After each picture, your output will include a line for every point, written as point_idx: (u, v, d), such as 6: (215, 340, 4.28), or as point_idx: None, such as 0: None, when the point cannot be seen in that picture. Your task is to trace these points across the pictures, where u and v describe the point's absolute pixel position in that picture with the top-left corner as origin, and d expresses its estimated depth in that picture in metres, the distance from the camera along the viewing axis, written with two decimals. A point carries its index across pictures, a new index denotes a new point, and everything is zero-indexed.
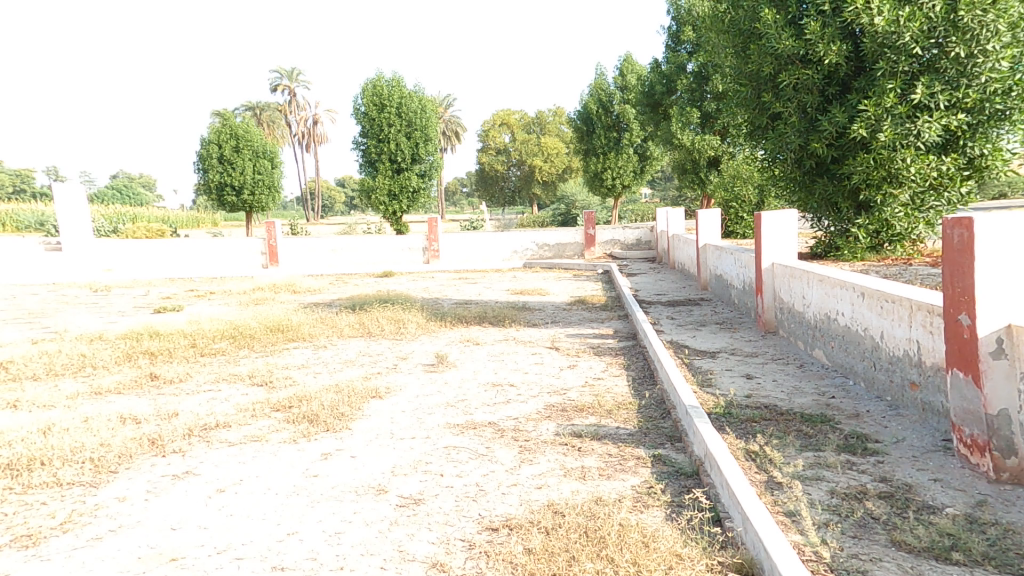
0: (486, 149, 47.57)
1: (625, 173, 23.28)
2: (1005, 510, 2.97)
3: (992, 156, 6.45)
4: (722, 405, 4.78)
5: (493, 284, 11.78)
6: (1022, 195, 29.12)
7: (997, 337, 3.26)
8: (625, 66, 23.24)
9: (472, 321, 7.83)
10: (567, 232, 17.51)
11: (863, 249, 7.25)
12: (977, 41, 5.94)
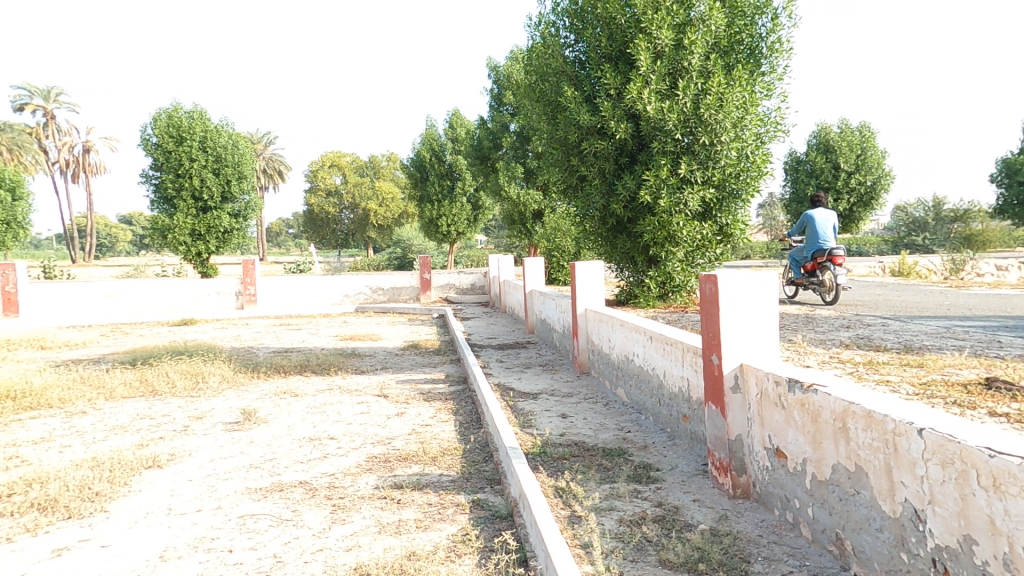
0: (314, 190, 45.90)
1: (459, 221, 24.16)
2: (739, 521, 3.59)
3: (734, 225, 7.99)
4: (538, 444, 5.04)
5: (319, 330, 11.16)
6: (759, 256, 36.77)
7: (734, 374, 4.00)
8: (454, 119, 24.46)
9: (290, 371, 7.28)
10: (401, 277, 17.42)
11: (653, 297, 8.36)
12: (716, 133, 7.40)
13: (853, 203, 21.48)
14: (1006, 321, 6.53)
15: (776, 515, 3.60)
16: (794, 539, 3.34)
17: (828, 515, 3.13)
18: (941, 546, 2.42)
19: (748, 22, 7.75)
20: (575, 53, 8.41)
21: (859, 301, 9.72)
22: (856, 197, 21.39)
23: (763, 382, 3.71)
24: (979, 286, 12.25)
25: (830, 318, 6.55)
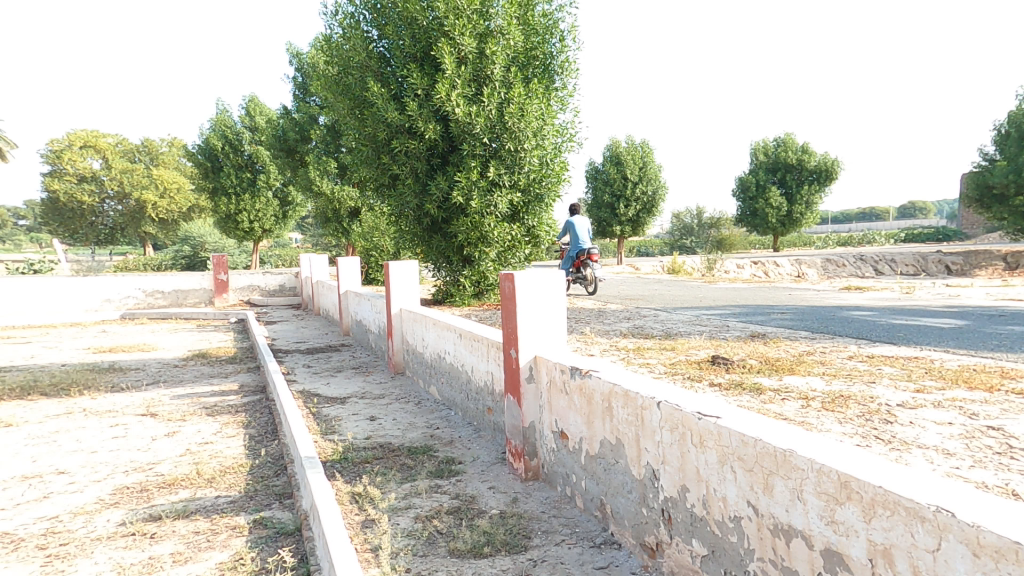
0: (60, 175, 37.86)
1: (265, 218, 22.23)
2: (528, 503, 3.86)
3: (540, 227, 8.59)
4: (339, 450, 4.79)
5: (65, 342, 9.21)
6: None
7: (528, 366, 4.25)
8: (251, 107, 22.42)
9: (11, 398, 5.85)
10: (187, 279, 15.31)
11: (468, 296, 8.69)
12: (519, 141, 7.91)
13: (638, 210, 24.74)
14: (737, 309, 8.13)
15: (558, 491, 3.94)
16: (570, 511, 3.71)
17: (595, 484, 3.50)
18: (667, 498, 2.89)
19: (541, 39, 8.42)
20: (380, 49, 8.41)
21: (638, 295, 11.23)
22: (641, 205, 24.71)
23: (552, 371, 4.00)
24: (725, 281, 15.06)
25: (616, 310, 7.44)
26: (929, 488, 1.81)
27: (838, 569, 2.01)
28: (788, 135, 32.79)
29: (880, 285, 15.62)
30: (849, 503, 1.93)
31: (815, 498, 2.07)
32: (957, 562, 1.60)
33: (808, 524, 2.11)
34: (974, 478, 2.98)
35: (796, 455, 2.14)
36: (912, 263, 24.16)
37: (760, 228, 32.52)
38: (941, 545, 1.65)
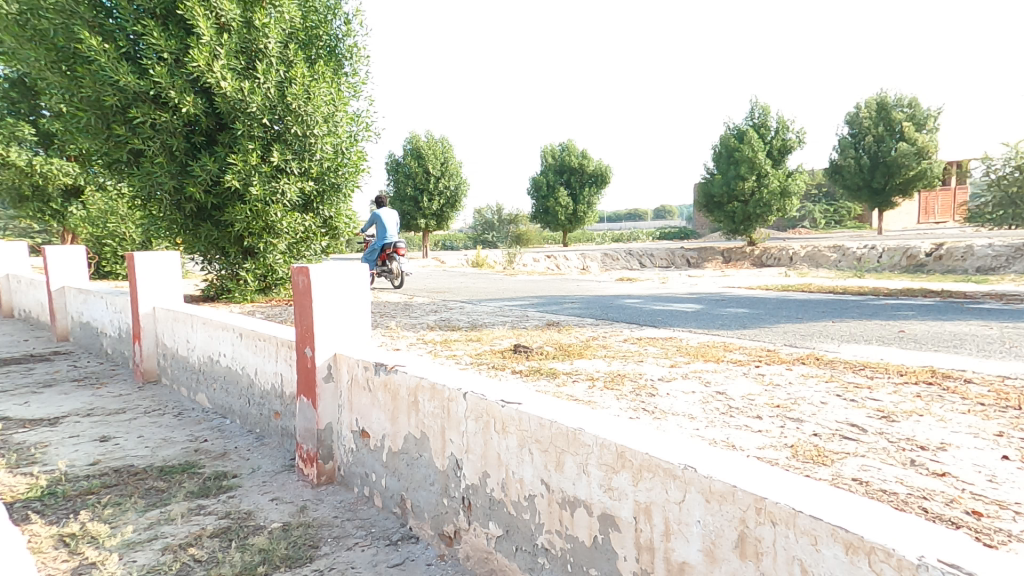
0: None
1: None
2: (317, 509, 3.54)
3: (336, 218, 8.56)
4: (43, 485, 3.74)
5: None
6: None
7: (327, 365, 3.87)
8: None
9: None
10: None
11: (252, 292, 8.54)
12: (308, 125, 7.68)
13: (443, 204, 25.09)
14: (535, 299, 8.79)
15: (355, 493, 3.71)
16: (367, 510, 3.52)
17: (396, 480, 3.37)
18: (468, 485, 2.91)
19: (325, 22, 8.37)
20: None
21: (443, 288, 11.36)
22: (445, 199, 25.07)
23: (354, 368, 3.71)
24: (524, 273, 16.23)
25: (423, 304, 7.37)
26: (683, 449, 2.12)
27: (610, 530, 2.24)
28: (571, 142, 36.70)
29: (646, 276, 18.59)
30: (625, 469, 2.15)
31: (597, 469, 2.27)
32: (696, 509, 1.92)
33: (591, 493, 2.31)
34: (709, 435, 3.70)
35: (584, 432, 2.31)
36: (665, 258, 29.34)
37: (552, 225, 35.96)
38: (686, 497, 1.95)
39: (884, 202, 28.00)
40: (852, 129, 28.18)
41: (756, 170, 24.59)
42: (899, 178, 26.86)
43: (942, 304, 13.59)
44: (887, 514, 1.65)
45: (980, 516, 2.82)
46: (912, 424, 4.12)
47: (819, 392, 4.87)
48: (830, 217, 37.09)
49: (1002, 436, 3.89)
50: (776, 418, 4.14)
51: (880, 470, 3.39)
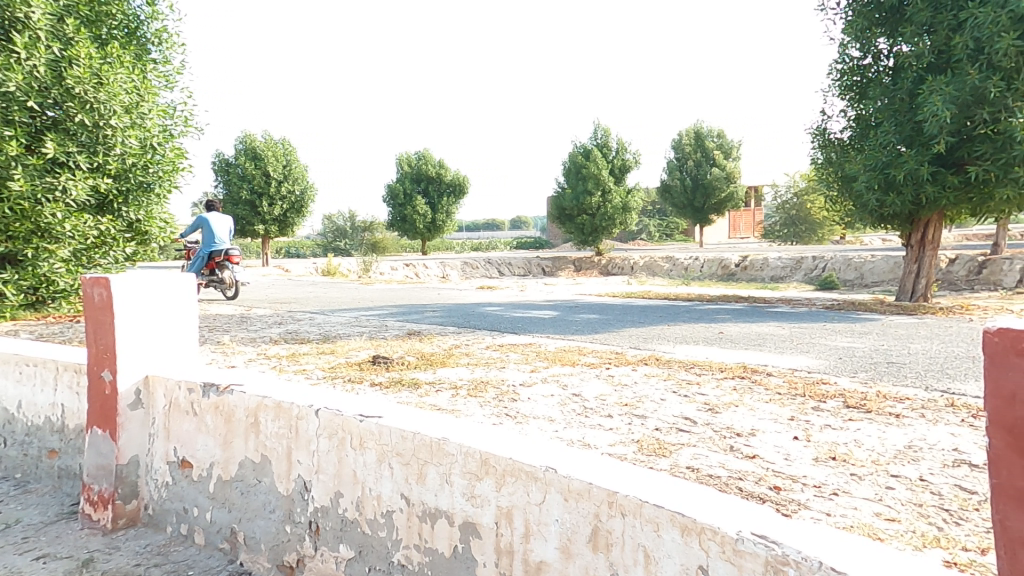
0: None
1: None
2: (106, 559, 2.95)
3: (147, 222, 7.84)
4: None
5: None
6: None
7: (134, 390, 3.24)
8: None
9: None
10: None
11: (15, 307, 7.30)
12: (101, 116, 6.91)
13: (286, 209, 23.14)
14: (394, 309, 8.47)
15: (167, 534, 3.17)
16: (183, 552, 3.04)
17: (226, 513, 2.94)
18: (317, 508, 2.64)
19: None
20: None
21: (287, 298, 10.47)
22: (289, 204, 23.18)
23: (173, 392, 3.18)
24: (381, 283, 15.71)
25: (264, 316, 6.65)
26: (542, 453, 2.18)
27: (472, 538, 2.20)
28: (428, 151, 36.55)
29: (504, 284, 19.17)
30: (490, 476, 2.14)
31: (461, 478, 2.21)
32: (556, 509, 1.99)
33: (453, 503, 2.25)
34: (568, 436, 3.85)
35: (449, 441, 2.24)
36: (522, 267, 30.62)
37: (410, 233, 35.58)
38: (546, 498, 2.01)
39: (703, 219, 32.50)
40: (676, 153, 32.22)
41: (601, 185, 26.94)
42: (714, 198, 31.51)
43: (747, 308, 16.11)
44: (711, 497, 1.87)
45: (781, 490, 3.33)
46: (731, 414, 4.75)
47: (659, 390, 5.41)
48: (662, 231, 42.02)
49: (793, 420, 4.68)
50: (625, 416, 4.47)
51: (707, 457, 3.84)
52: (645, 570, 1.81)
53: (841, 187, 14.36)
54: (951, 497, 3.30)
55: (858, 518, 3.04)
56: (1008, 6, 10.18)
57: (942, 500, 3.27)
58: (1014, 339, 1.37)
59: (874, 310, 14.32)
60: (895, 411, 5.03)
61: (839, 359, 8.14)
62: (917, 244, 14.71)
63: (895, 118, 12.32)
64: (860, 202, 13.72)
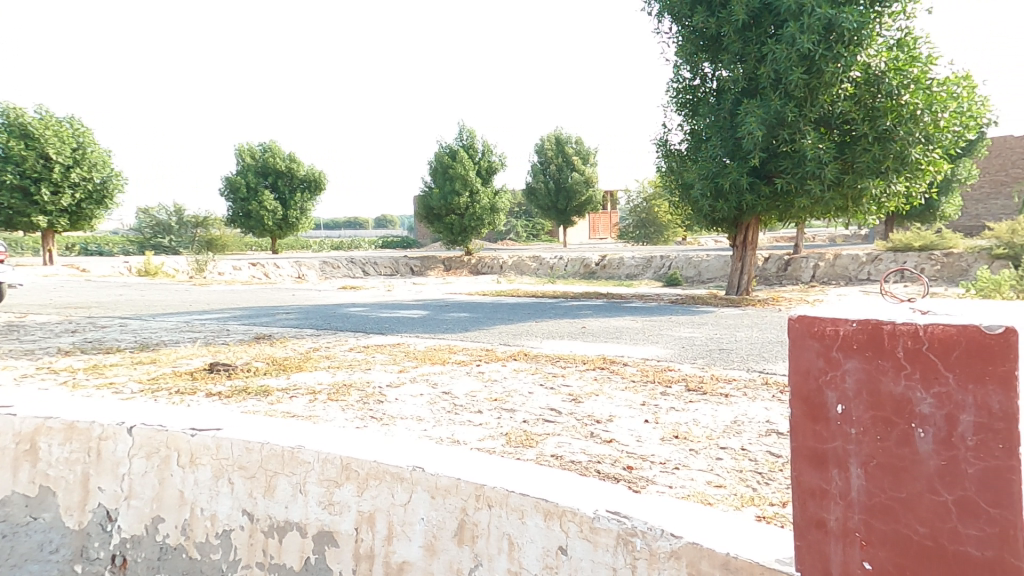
0: None
1: None
2: None
3: None
4: None
5: None
6: None
7: None
8: None
9: None
10: None
11: None
12: None
13: (80, 198, 20.18)
14: (237, 312, 7.87)
15: None
16: None
17: (37, 557, 2.86)
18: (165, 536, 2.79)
19: None
20: None
21: (101, 306, 9.11)
22: (83, 192, 20.21)
23: None
24: (223, 284, 14.30)
25: (45, 327, 6.15)
26: (407, 453, 2.72)
27: (327, 545, 2.64)
28: (274, 143, 34.07)
29: (369, 284, 18.59)
30: (351, 480, 2.60)
31: (317, 485, 2.66)
32: (422, 508, 2.50)
33: (305, 514, 2.69)
34: (436, 435, 3.92)
35: (303, 450, 2.68)
36: (388, 267, 29.76)
37: (255, 229, 32.92)
38: (411, 498, 2.52)
39: (565, 221, 34.48)
40: (540, 157, 33.84)
41: (468, 186, 27.17)
42: (575, 202, 33.64)
43: (606, 304, 17.49)
44: (572, 481, 2.50)
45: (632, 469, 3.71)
46: (592, 403, 5.20)
47: (531, 385, 5.67)
48: (529, 232, 43.75)
49: (645, 404, 5.26)
50: (493, 411, 4.65)
51: (570, 445, 4.15)
52: (507, 552, 2.40)
53: (681, 194, 16.29)
54: (765, 462, 3.96)
55: (694, 487, 3.51)
56: (796, 46, 12.68)
57: (758, 465, 3.91)
58: (810, 324, 1.92)
59: (708, 303, 16.43)
60: (724, 391, 5.87)
61: (682, 347, 9.26)
62: (739, 246, 17.16)
63: (719, 134, 14.44)
64: (696, 208, 15.69)
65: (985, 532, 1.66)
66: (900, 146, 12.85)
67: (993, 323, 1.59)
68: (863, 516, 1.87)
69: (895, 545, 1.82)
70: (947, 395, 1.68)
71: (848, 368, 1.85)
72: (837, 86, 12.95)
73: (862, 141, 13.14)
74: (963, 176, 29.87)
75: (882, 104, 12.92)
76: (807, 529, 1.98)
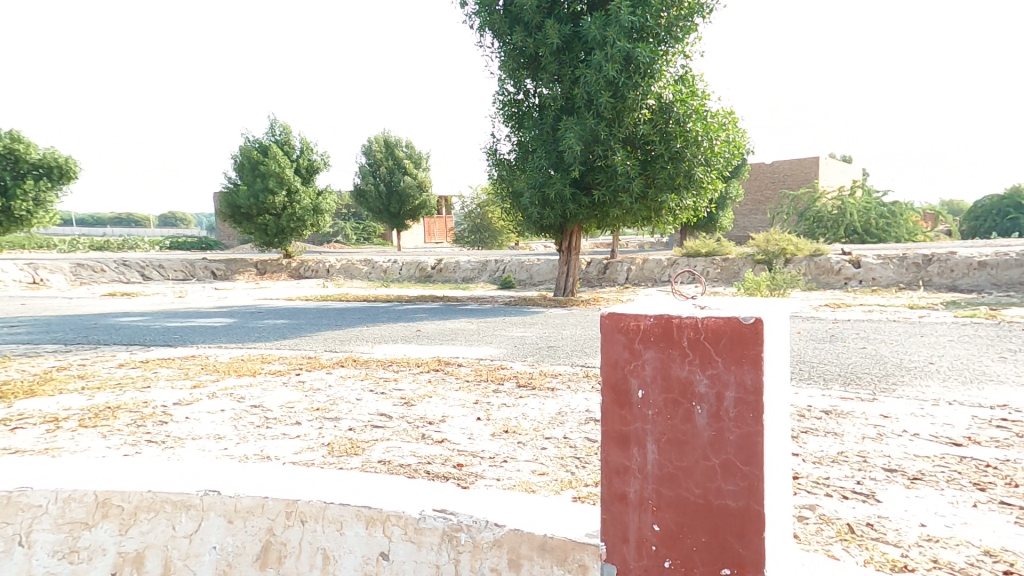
0: None
1: None
2: None
3: None
4: None
5: None
6: None
7: None
8: None
9: None
10: None
11: None
12: None
13: None
14: None
15: None
16: None
17: None
18: None
19: None
20: None
21: None
22: None
23: None
24: None
25: None
26: (178, 476, 3.24)
27: None
28: None
29: (161, 297, 16.30)
30: (113, 516, 3.10)
31: (61, 527, 3.12)
32: (213, 535, 3.09)
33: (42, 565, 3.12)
34: (242, 453, 5.18)
35: (29, 496, 3.09)
36: (176, 269, 27.10)
37: None
38: (201, 526, 3.09)
39: (399, 224, 34.23)
40: (369, 159, 33.20)
41: (285, 185, 25.08)
42: (408, 206, 33.44)
43: (441, 306, 17.98)
44: (403, 486, 3.23)
45: (464, 467, 4.96)
46: (422, 406, 6.91)
47: (361, 391, 7.57)
48: (360, 235, 41.99)
49: (477, 404, 6.94)
50: (312, 421, 6.27)
51: (403, 449, 5.51)
52: (322, 564, 3.04)
53: (511, 201, 17.35)
54: (579, 446, 5.48)
55: (522, 477, 4.78)
56: (603, 73, 14.38)
57: (575, 450, 5.37)
58: (622, 325, 2.40)
59: (539, 304, 17.72)
60: (550, 386, 7.65)
61: (516, 350, 10.05)
62: (565, 250, 18.69)
63: (544, 146, 15.72)
64: (526, 215, 16.86)
65: (739, 485, 2.31)
66: (687, 166, 15.14)
67: (746, 317, 2.22)
68: (655, 485, 2.43)
69: (678, 507, 2.41)
70: (718, 376, 2.28)
71: (647, 357, 2.38)
72: (639, 110, 14.88)
73: (660, 159, 15.25)
74: (733, 194, 36.47)
75: (673, 129, 15.01)
76: (611, 504, 2.54)
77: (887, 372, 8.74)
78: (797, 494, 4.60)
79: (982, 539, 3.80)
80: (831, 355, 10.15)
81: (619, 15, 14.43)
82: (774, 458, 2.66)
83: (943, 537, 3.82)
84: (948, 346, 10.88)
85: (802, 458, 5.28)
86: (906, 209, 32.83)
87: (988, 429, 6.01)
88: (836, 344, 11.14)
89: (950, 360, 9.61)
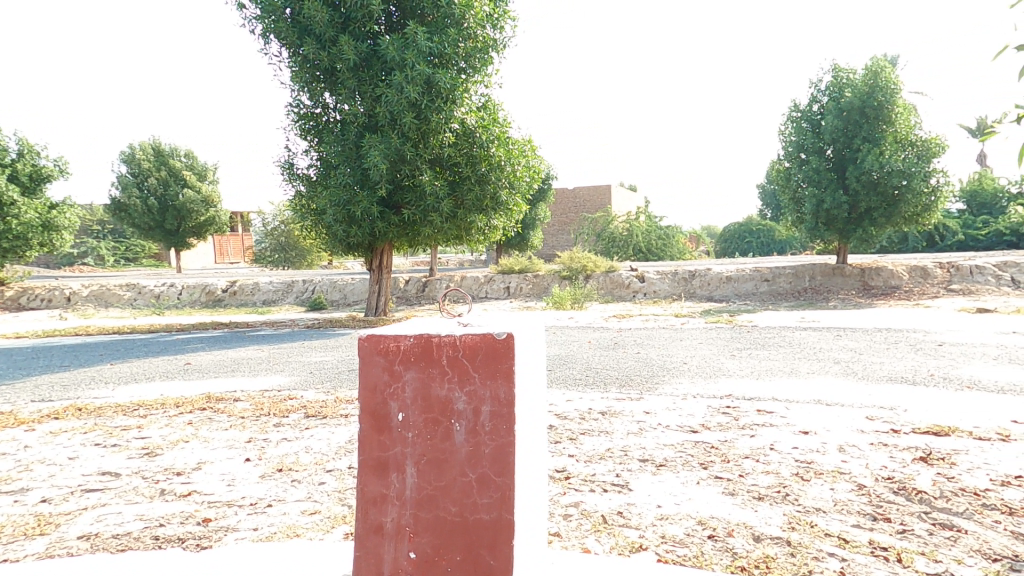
0: None
1: None
2: None
3: None
4: None
5: None
6: None
7: None
8: None
9: None
10: None
11: None
12: None
13: None
14: None
15: None
16: None
17: None
18: None
19: None
20: None
21: None
22: None
23: None
24: None
25: None
26: None
27: None
28: None
29: None
30: None
31: None
32: None
33: None
34: None
35: None
36: None
37: None
38: None
39: (176, 242, 30.15)
40: (132, 168, 28.64)
41: None
42: (191, 221, 29.41)
43: (227, 334, 16.01)
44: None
45: (212, 522, 4.31)
46: (176, 453, 5.98)
47: (80, 447, 6.25)
48: (118, 254, 35.71)
49: (251, 442, 6.25)
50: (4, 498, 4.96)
51: (124, 514, 4.58)
52: None
53: (314, 219, 16.32)
54: None
55: (288, 521, 4.32)
56: (404, 94, 14.21)
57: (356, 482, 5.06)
58: (381, 345, 2.62)
59: (346, 325, 16.85)
60: (343, 412, 7.30)
61: (308, 380, 9.40)
62: (375, 269, 18.00)
63: (348, 163, 15.02)
64: (332, 233, 15.99)
65: (492, 497, 2.56)
66: (493, 189, 15.73)
67: (500, 333, 2.54)
68: (414, 509, 2.60)
69: (434, 528, 2.59)
70: (474, 393, 2.56)
71: (408, 379, 2.61)
72: (443, 133, 15.04)
73: (467, 181, 15.65)
74: (542, 216, 39.30)
75: (477, 153, 15.53)
76: (368, 536, 2.65)
77: (652, 373, 9.92)
78: (565, 493, 4.76)
79: (699, 511, 4.33)
80: (612, 361, 11.29)
81: (416, 39, 14.44)
82: (529, 470, 2.98)
83: (672, 514, 4.28)
84: (698, 347, 12.88)
85: (575, 459, 5.49)
86: (677, 232, 38.66)
87: (717, 416, 6.93)
88: (617, 351, 12.50)
89: (698, 359, 11.35)
